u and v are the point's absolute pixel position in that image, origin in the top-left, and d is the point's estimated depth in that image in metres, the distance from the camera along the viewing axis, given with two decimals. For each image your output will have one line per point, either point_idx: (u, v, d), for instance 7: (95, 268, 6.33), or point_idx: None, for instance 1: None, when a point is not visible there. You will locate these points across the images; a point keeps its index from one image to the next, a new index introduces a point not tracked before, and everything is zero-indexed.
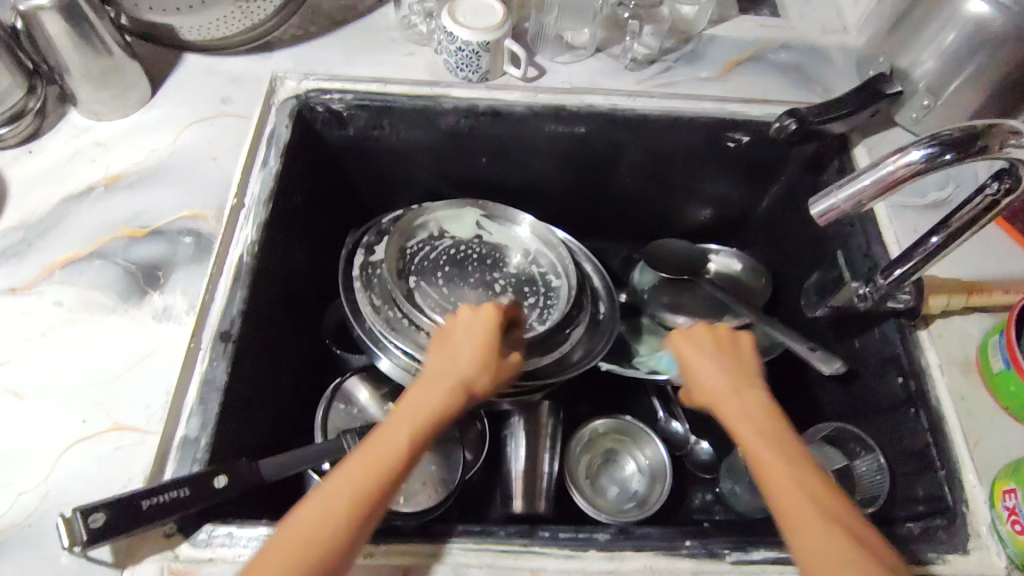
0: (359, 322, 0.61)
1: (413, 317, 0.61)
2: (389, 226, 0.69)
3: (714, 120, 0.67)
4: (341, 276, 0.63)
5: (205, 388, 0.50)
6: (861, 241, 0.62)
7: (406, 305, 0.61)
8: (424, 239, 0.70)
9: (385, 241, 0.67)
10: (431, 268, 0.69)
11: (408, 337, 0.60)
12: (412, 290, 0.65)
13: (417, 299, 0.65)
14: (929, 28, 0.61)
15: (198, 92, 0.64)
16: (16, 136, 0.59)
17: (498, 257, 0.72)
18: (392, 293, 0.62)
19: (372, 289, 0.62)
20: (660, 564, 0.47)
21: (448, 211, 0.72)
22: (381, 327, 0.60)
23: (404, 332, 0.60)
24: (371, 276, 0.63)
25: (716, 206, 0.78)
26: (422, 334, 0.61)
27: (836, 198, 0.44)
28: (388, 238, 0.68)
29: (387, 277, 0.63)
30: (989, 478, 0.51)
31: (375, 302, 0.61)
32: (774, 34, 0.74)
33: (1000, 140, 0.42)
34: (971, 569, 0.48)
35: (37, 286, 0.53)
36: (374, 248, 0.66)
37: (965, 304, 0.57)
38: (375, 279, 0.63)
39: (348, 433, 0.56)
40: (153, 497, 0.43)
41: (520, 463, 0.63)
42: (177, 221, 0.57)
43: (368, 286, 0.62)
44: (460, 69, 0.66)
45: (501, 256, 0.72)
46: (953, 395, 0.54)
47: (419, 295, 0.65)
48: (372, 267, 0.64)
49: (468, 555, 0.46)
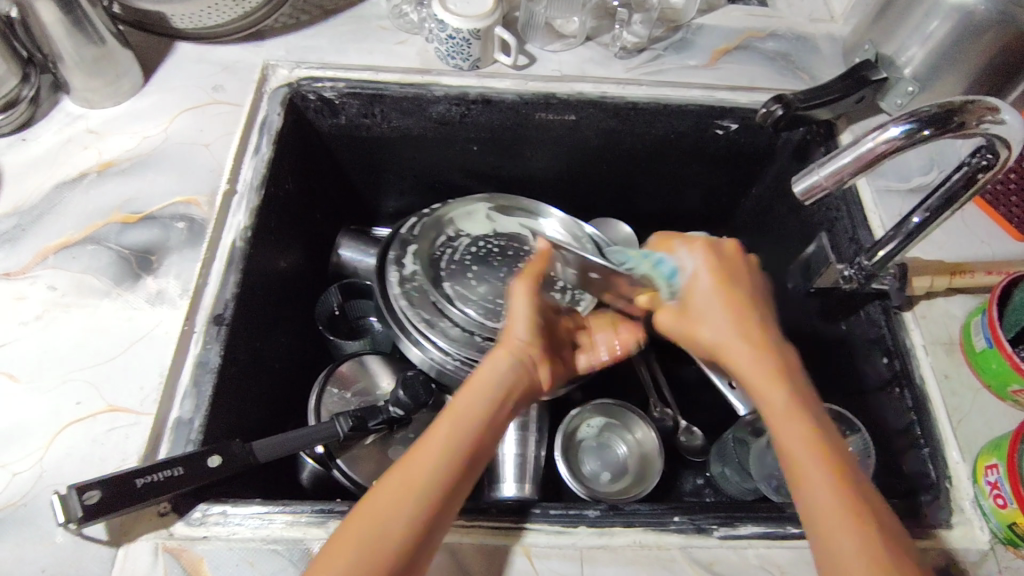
0: (406, 332, 0.61)
1: (463, 322, 0.61)
2: (410, 235, 0.67)
3: (702, 108, 0.68)
4: (381, 297, 0.62)
5: (198, 371, 0.50)
6: (847, 225, 0.63)
7: (453, 312, 0.62)
8: (445, 242, 0.68)
9: (411, 251, 0.66)
10: (461, 269, 0.66)
11: (463, 343, 0.60)
12: (449, 296, 0.63)
13: (455, 302, 0.63)
14: (913, 15, 0.62)
15: (191, 80, 0.65)
16: (9, 124, 0.60)
17: (519, 246, 0.69)
18: (436, 303, 0.62)
19: (415, 303, 0.62)
20: (649, 539, 0.48)
21: (464, 207, 0.70)
22: (437, 337, 0.60)
23: (458, 339, 0.60)
24: (412, 288, 0.63)
25: (705, 194, 0.79)
26: (477, 336, 0.61)
27: (818, 175, 0.45)
28: (414, 248, 0.66)
29: (427, 286, 0.63)
30: (972, 454, 0.52)
31: (425, 317, 0.61)
32: (762, 23, 0.75)
33: (977, 116, 0.44)
34: (954, 542, 0.49)
35: (32, 270, 0.54)
36: (402, 261, 0.64)
37: (948, 285, 0.58)
38: (416, 292, 0.62)
39: (342, 415, 0.56)
40: (148, 475, 0.43)
41: (509, 446, 0.62)
42: (171, 206, 0.58)
43: (412, 302, 0.62)
44: (451, 57, 0.66)
45: (522, 245, 0.69)
46: (937, 374, 0.55)
47: (457, 299, 0.63)
48: (409, 281, 0.63)
49: (460, 533, 0.47)
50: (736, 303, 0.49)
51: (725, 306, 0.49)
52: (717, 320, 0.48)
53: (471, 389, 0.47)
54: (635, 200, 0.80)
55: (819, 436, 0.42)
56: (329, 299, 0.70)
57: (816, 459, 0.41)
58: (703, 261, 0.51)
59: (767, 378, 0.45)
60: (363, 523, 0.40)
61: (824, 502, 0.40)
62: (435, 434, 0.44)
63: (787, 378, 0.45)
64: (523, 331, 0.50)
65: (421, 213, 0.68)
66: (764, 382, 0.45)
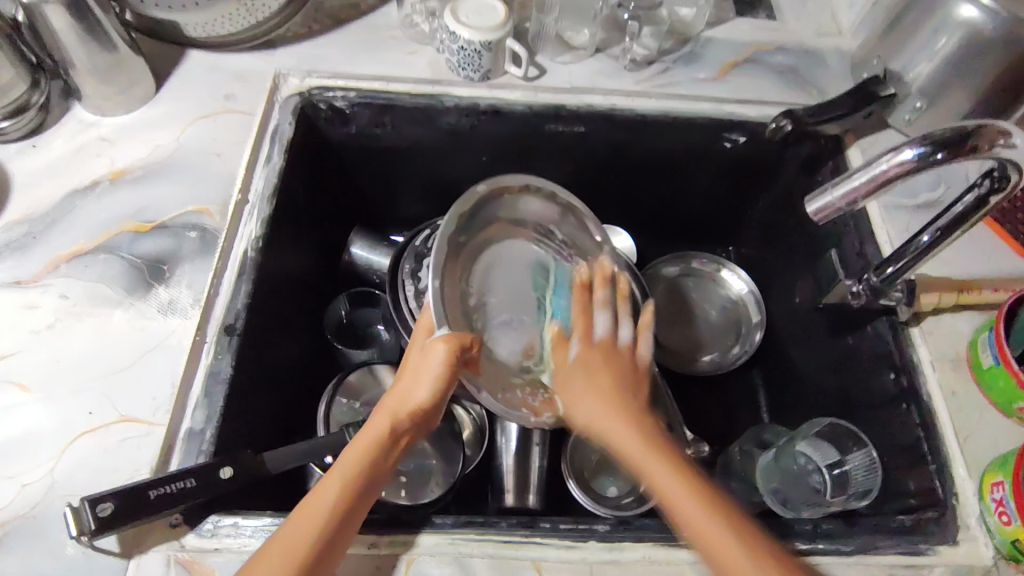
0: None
1: None
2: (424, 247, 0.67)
3: (712, 122, 0.68)
4: (397, 311, 0.62)
5: (210, 381, 0.51)
6: (854, 241, 0.63)
7: None
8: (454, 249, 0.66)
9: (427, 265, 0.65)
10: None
11: None
12: None
13: None
14: (921, 32, 0.62)
15: (202, 88, 0.65)
16: (19, 130, 0.59)
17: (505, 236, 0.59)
18: None
19: None
20: (659, 555, 0.48)
21: (491, 182, 0.57)
22: None
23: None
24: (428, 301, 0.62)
25: (713, 207, 0.79)
26: None
27: (831, 195, 0.45)
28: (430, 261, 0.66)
29: None
30: (979, 471, 0.52)
31: None
32: (771, 36, 0.75)
33: (989, 139, 0.44)
34: (959, 560, 0.49)
35: (43, 279, 0.54)
36: (418, 274, 0.64)
37: (956, 301, 0.58)
38: None
39: (351, 426, 0.57)
40: (161, 487, 0.43)
41: (512, 457, 0.63)
42: (183, 216, 0.58)
43: None
44: (462, 68, 0.66)
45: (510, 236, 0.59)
46: (944, 390, 0.56)
47: None
48: (424, 294, 0.63)
49: (470, 545, 0.47)
50: (610, 362, 0.51)
51: (583, 364, 0.51)
52: (583, 381, 0.50)
53: (366, 438, 0.46)
54: (644, 210, 0.80)
55: (671, 470, 0.43)
56: (338, 307, 0.71)
57: (689, 501, 0.42)
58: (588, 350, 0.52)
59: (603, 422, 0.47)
60: (269, 560, 0.39)
61: (704, 536, 0.41)
62: (333, 474, 0.44)
63: (631, 429, 0.46)
64: (428, 394, 0.48)
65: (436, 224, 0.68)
66: (603, 426, 0.47)
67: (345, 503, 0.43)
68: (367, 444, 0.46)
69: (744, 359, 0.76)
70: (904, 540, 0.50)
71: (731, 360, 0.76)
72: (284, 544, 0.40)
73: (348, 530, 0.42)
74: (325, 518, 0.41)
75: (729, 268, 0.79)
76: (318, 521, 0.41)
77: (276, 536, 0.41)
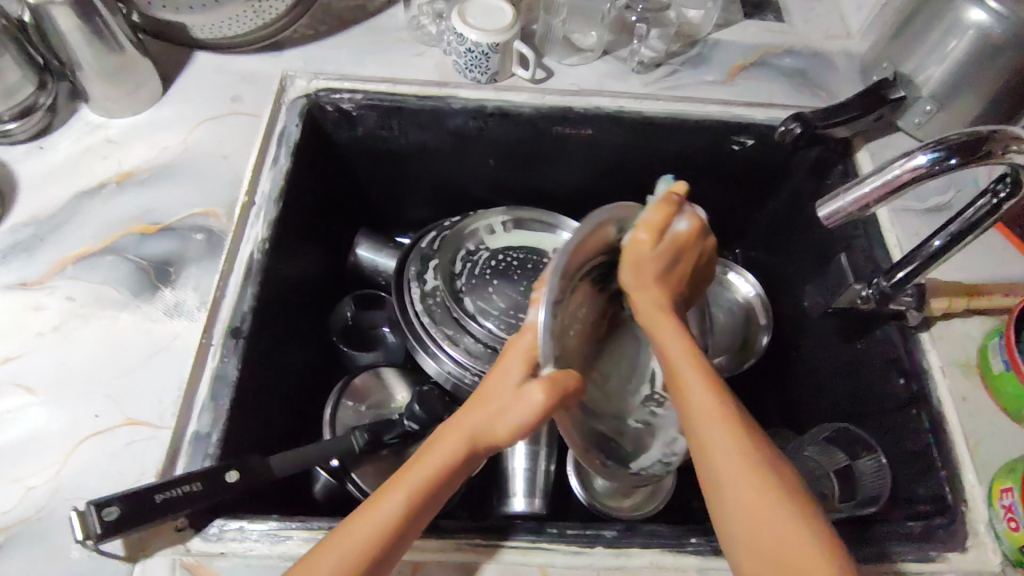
0: (427, 347, 0.61)
1: (484, 334, 0.60)
2: (429, 249, 0.67)
3: (719, 124, 0.68)
4: (402, 315, 0.63)
5: (216, 384, 0.50)
6: (863, 245, 0.63)
7: (474, 324, 0.61)
8: (462, 257, 0.66)
9: (431, 267, 0.65)
10: (482, 283, 0.64)
11: (464, 348, 0.60)
12: (469, 311, 0.62)
13: (479, 318, 0.61)
14: (931, 35, 0.61)
15: (210, 90, 0.65)
16: (25, 131, 0.59)
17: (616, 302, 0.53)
18: (459, 317, 0.61)
19: (437, 320, 0.62)
20: (666, 561, 0.47)
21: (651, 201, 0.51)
22: (461, 356, 0.60)
23: (479, 357, 0.60)
24: (433, 304, 0.62)
25: (719, 211, 0.79)
26: (471, 340, 0.60)
27: (843, 200, 0.45)
28: (434, 263, 0.65)
29: (450, 301, 0.62)
30: (988, 477, 0.52)
31: (450, 333, 0.61)
32: (779, 39, 0.75)
33: (1003, 145, 0.44)
34: (969, 566, 0.49)
35: (49, 281, 0.54)
36: (423, 277, 0.64)
37: (966, 306, 0.58)
38: (437, 310, 0.62)
39: (358, 429, 0.57)
40: (166, 491, 0.43)
41: (519, 461, 0.61)
42: (190, 218, 0.58)
43: (434, 319, 0.62)
44: (469, 70, 0.66)
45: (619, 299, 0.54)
46: (955, 397, 0.55)
47: (481, 318, 0.61)
48: (429, 297, 0.63)
49: (476, 551, 0.47)
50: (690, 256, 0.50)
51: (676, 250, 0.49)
52: (640, 272, 0.48)
53: (435, 457, 0.42)
54: None
55: (705, 388, 0.42)
56: (343, 309, 0.71)
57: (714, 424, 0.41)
58: (690, 220, 0.49)
59: (648, 304, 0.47)
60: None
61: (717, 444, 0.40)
62: (397, 488, 0.41)
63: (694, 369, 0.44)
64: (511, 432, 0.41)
65: (441, 227, 0.68)
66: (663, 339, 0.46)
67: (401, 526, 0.40)
68: (439, 461, 0.41)
69: (755, 359, 0.73)
70: (915, 547, 0.49)
71: (736, 365, 0.73)
72: (329, 570, 0.38)
73: (391, 558, 0.40)
74: (373, 545, 0.39)
75: (734, 271, 0.78)
76: (363, 551, 0.38)
77: (319, 549, 0.39)
